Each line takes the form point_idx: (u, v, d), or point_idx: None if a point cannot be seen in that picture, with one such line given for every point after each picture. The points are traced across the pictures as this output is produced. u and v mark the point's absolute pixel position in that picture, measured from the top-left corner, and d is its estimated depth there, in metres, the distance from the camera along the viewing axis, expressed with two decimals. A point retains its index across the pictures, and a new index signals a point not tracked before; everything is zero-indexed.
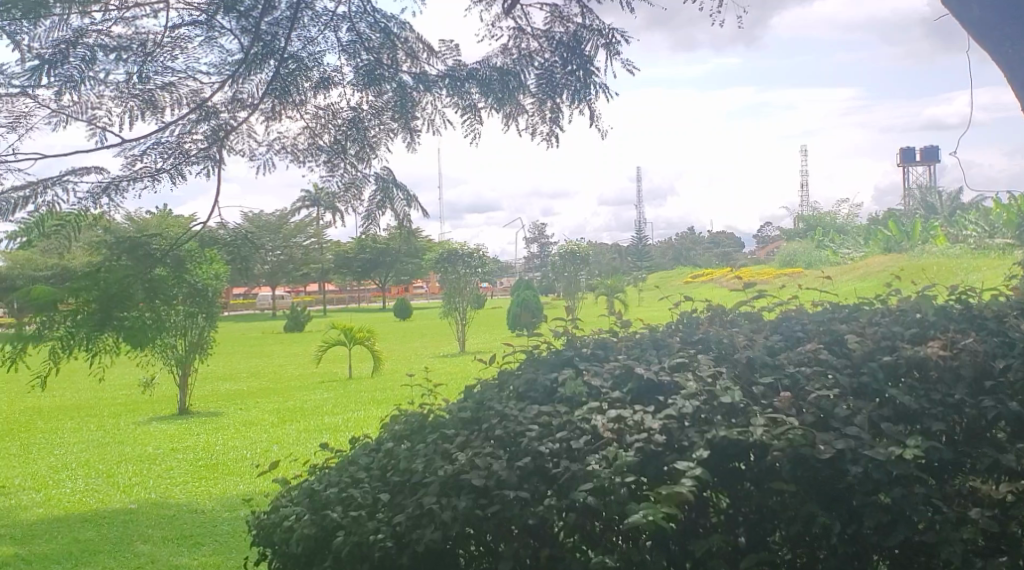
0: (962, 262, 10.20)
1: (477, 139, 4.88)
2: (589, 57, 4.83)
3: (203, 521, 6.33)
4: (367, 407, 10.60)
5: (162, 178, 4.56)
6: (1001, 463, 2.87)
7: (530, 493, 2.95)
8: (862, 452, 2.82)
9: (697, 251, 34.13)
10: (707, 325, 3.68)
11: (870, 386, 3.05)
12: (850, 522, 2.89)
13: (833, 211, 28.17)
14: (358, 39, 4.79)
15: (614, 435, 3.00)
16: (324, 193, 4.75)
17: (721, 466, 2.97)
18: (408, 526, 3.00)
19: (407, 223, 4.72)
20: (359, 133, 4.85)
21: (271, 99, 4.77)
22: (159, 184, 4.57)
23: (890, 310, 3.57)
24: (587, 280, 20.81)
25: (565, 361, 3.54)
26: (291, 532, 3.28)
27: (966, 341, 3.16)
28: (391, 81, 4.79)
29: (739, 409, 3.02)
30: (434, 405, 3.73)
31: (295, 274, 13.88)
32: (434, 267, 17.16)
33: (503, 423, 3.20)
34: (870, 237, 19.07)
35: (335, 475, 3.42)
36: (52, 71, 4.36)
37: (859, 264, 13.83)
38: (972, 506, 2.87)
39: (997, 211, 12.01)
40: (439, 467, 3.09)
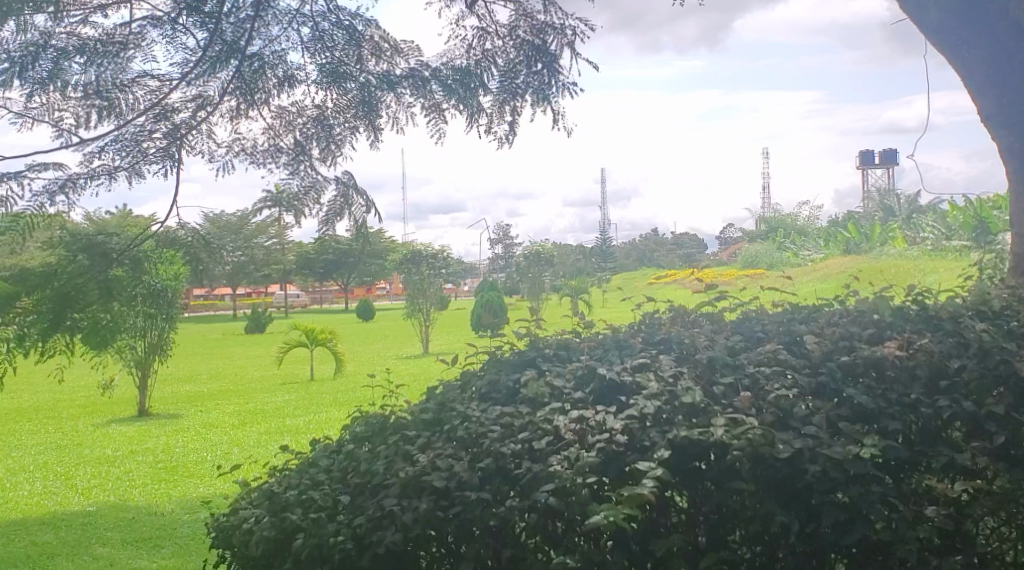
0: (919, 263, 10.36)
1: (440, 139, 4.86)
2: (554, 57, 4.90)
3: (162, 524, 6.24)
4: (330, 408, 10.54)
5: (119, 177, 4.48)
6: (955, 462, 2.91)
7: (492, 494, 2.95)
8: (820, 451, 2.84)
9: (661, 251, 34.46)
10: (669, 326, 3.70)
11: (828, 386, 3.08)
12: (809, 521, 2.93)
13: (794, 213, 28.52)
14: (321, 38, 4.78)
15: (576, 436, 3.00)
16: (287, 193, 4.55)
17: (683, 466, 2.98)
18: (369, 528, 2.99)
19: (363, 227, 4.69)
20: (324, 131, 4.81)
21: (236, 99, 4.69)
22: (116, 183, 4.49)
23: (849, 311, 3.61)
24: (551, 281, 20.85)
25: (528, 361, 3.53)
26: (250, 535, 3.25)
27: (922, 342, 3.19)
28: (356, 78, 4.78)
29: (700, 409, 3.03)
30: (396, 406, 3.72)
31: (257, 274, 13.74)
32: (398, 267, 17.09)
33: (465, 424, 3.19)
34: (830, 238, 19.31)
35: (295, 478, 3.40)
36: (22, 73, 4.33)
37: (820, 266, 14.00)
38: (928, 504, 2.90)
39: (955, 213, 12.23)
40: (400, 469, 3.07)
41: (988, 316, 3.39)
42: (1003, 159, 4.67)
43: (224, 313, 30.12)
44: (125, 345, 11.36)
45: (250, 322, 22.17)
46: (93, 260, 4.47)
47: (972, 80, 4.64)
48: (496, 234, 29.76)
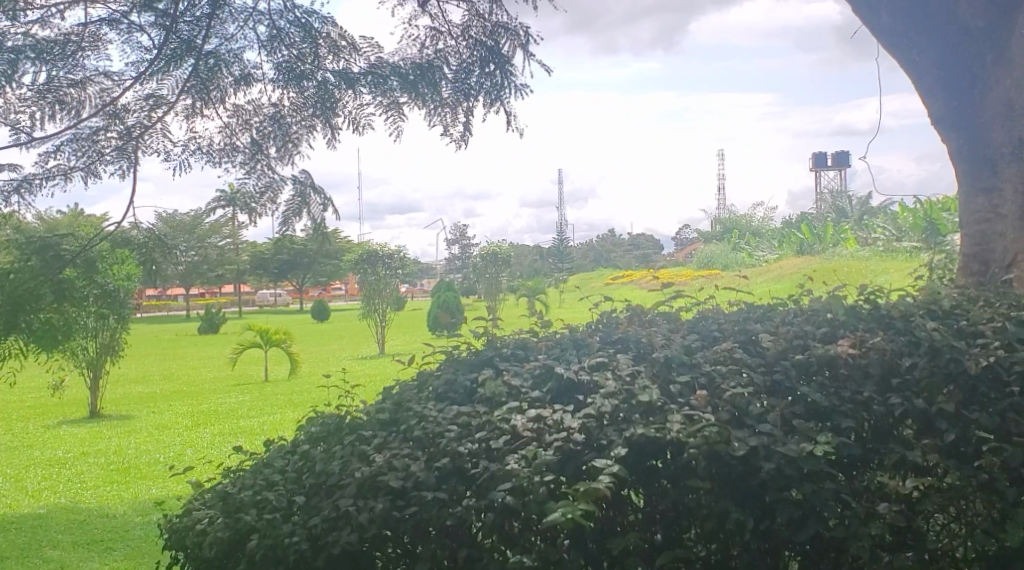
0: (871, 264, 10.50)
1: (399, 136, 4.82)
2: (506, 58, 4.99)
3: (115, 525, 6.13)
4: (284, 409, 10.43)
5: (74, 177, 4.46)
6: (907, 460, 2.94)
7: (448, 494, 2.94)
8: (774, 449, 2.86)
9: (617, 252, 34.70)
10: (626, 325, 3.71)
11: (783, 384, 3.11)
12: (763, 518, 2.95)
13: (748, 214, 28.86)
14: (277, 36, 4.76)
15: (534, 435, 2.99)
16: (241, 194, 4.46)
17: (639, 465, 2.99)
18: (324, 529, 2.96)
19: (322, 225, 4.65)
20: (281, 129, 4.75)
21: (192, 97, 4.62)
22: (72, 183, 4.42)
23: (803, 311, 3.65)
24: (506, 281, 20.83)
25: (484, 361, 3.52)
26: (204, 536, 3.20)
27: (874, 340, 3.21)
28: (314, 76, 4.76)
29: (656, 408, 3.03)
30: (352, 407, 3.67)
31: (210, 274, 13.56)
32: (354, 268, 16.98)
33: (422, 424, 3.17)
34: (784, 240, 19.51)
35: (249, 479, 3.35)
36: None
37: (775, 266, 14.20)
38: (880, 501, 2.94)
39: (905, 215, 12.48)
40: (356, 469, 3.05)
41: (939, 315, 3.42)
42: (952, 161, 4.76)
43: (178, 313, 29.70)
44: (77, 346, 11.15)
45: (204, 323, 21.85)
46: (47, 262, 4.35)
47: (924, 83, 4.79)
48: (453, 235, 29.71)
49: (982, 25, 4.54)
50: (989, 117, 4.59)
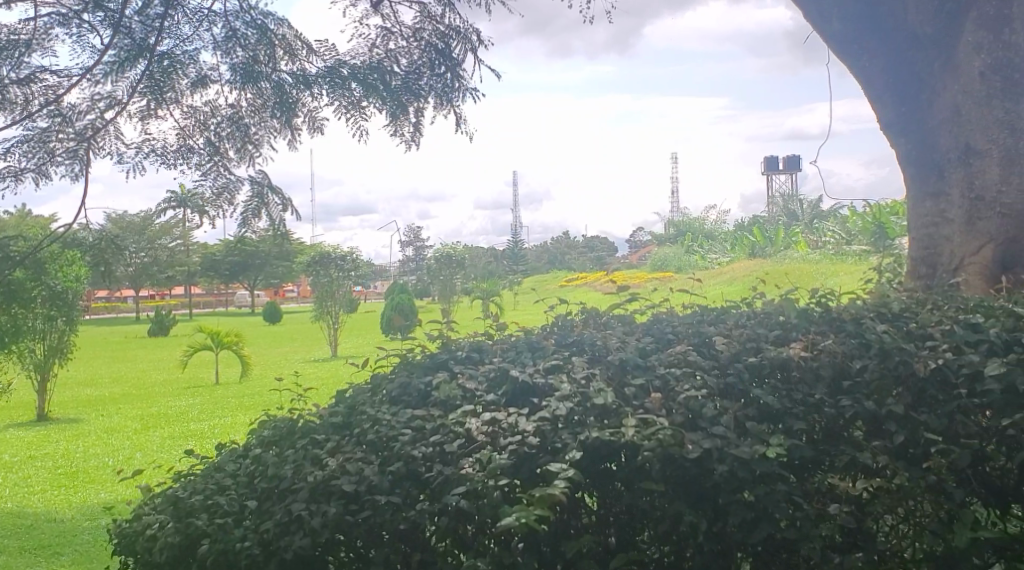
0: (819, 267, 10.65)
1: (362, 138, 4.88)
2: (457, 61, 4.99)
3: (62, 531, 5.99)
4: (235, 412, 10.28)
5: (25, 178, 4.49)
6: (858, 461, 2.97)
7: (402, 498, 2.91)
8: (727, 451, 2.86)
9: (571, 255, 34.81)
10: (581, 327, 3.71)
11: (736, 387, 3.13)
12: (716, 520, 2.96)
13: (701, 218, 29.12)
14: (232, 36, 4.70)
15: (488, 438, 2.97)
16: (196, 197, 4.48)
17: (594, 468, 2.99)
18: (276, 534, 2.93)
19: (281, 226, 4.60)
20: (240, 131, 4.72)
21: (147, 98, 4.71)
22: (22, 183, 4.43)
23: (755, 314, 3.68)
24: (462, 284, 20.77)
25: (439, 364, 3.49)
26: (155, 541, 3.16)
27: (825, 343, 3.24)
28: (269, 79, 4.69)
29: (611, 411, 3.03)
30: (304, 410, 3.62)
31: (159, 275, 13.32)
32: (307, 270, 16.81)
33: (375, 427, 3.13)
34: (736, 243, 19.72)
35: (200, 483, 3.30)
36: None
37: (727, 269, 14.32)
38: (831, 503, 2.97)
39: (855, 219, 12.67)
40: (309, 473, 3.01)
41: (888, 317, 3.46)
42: (901, 166, 4.85)
43: (127, 315, 29.12)
44: (23, 348, 10.87)
45: (153, 326, 21.46)
46: None
47: (872, 88, 4.85)
48: (408, 236, 29.56)
49: (931, 32, 4.63)
50: (937, 123, 4.66)
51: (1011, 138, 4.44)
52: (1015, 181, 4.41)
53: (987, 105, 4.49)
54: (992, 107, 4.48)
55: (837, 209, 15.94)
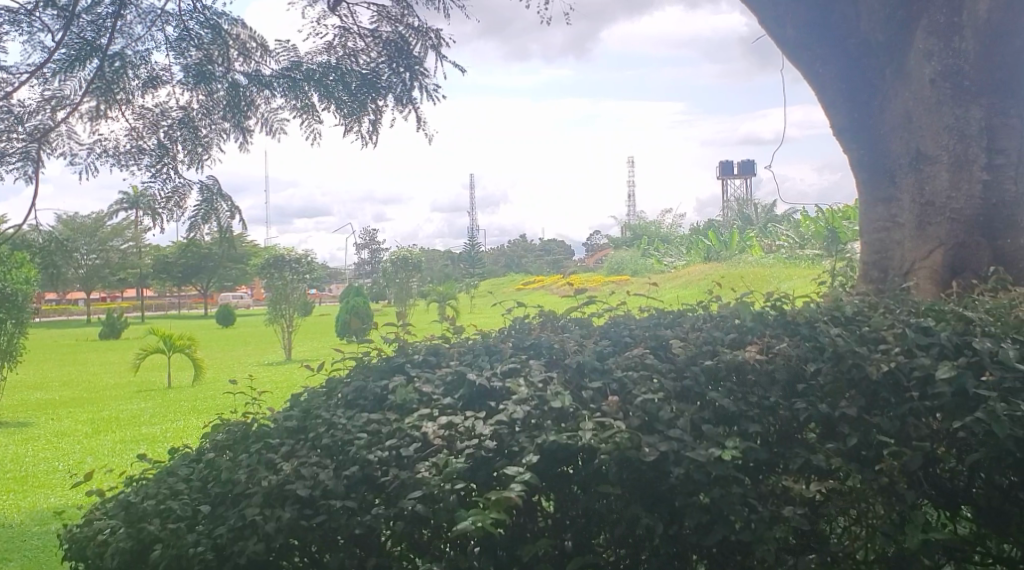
0: (772, 271, 10.78)
1: (316, 141, 4.94)
2: (417, 59, 4.96)
3: (10, 536, 5.85)
4: (187, 416, 10.08)
5: None
6: (811, 463, 2.99)
7: (357, 502, 2.88)
8: (683, 454, 2.87)
9: (528, 258, 34.83)
10: (539, 330, 3.69)
11: (692, 390, 3.13)
12: (672, 522, 2.97)
13: (657, 221, 29.30)
14: (186, 36, 4.69)
15: (444, 442, 2.95)
16: (146, 196, 4.45)
17: (550, 471, 2.98)
18: (230, 539, 2.90)
19: (230, 231, 4.54)
20: (190, 133, 4.66)
21: (98, 98, 4.63)
22: None
23: (711, 317, 3.70)
24: (420, 286, 20.64)
25: (395, 368, 3.46)
26: (106, 547, 3.10)
27: (780, 346, 3.26)
28: (222, 80, 4.63)
29: (569, 414, 3.03)
30: (258, 413, 3.56)
31: (110, 277, 13.07)
32: (261, 272, 16.61)
33: (331, 431, 3.09)
34: (692, 246, 19.87)
35: (152, 487, 3.23)
36: None
37: (684, 272, 14.41)
38: (785, 504, 2.98)
39: (810, 224, 12.83)
40: (263, 477, 2.96)
41: (841, 321, 3.50)
42: (853, 171, 4.91)
43: (76, 317, 28.51)
44: None
45: (105, 329, 21.09)
46: None
47: (825, 93, 4.95)
48: (364, 239, 29.35)
49: (882, 40, 4.74)
50: (887, 128, 4.75)
51: (959, 145, 4.48)
52: (964, 187, 4.47)
53: (937, 112, 4.54)
54: (941, 113, 4.53)
55: (790, 213, 16.15)
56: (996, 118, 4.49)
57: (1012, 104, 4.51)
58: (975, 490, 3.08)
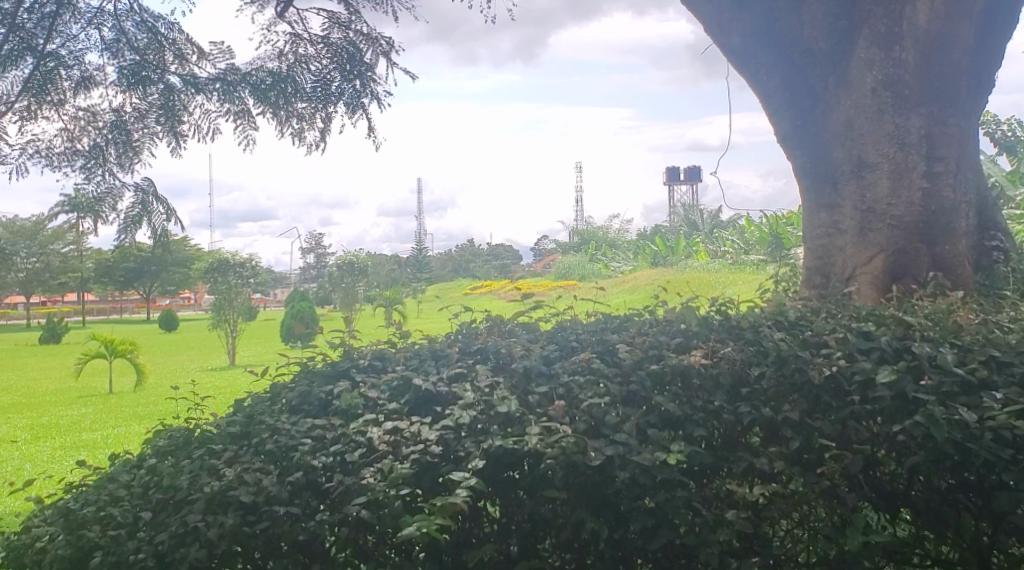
0: (718, 276, 10.94)
1: (249, 146, 4.87)
2: (368, 66, 4.97)
3: None
4: (129, 422, 9.86)
5: None
6: (755, 467, 3.02)
7: (301, 508, 2.84)
8: (629, 458, 2.88)
9: (476, 262, 34.80)
10: (486, 335, 3.68)
11: (638, 394, 3.13)
12: (617, 527, 2.98)
13: (605, 226, 29.46)
14: (122, 37, 4.66)
15: (389, 448, 2.92)
16: (84, 197, 4.36)
17: (496, 476, 2.96)
18: (172, 545, 2.84)
19: (164, 234, 4.47)
20: (121, 136, 4.55)
21: (29, 99, 4.50)
22: None
23: (658, 322, 3.72)
24: (366, 291, 20.49)
25: (341, 373, 3.42)
26: (44, 554, 3.04)
27: (725, 350, 3.28)
28: (158, 82, 4.56)
29: (515, 419, 3.02)
30: (201, 419, 3.49)
31: (49, 281, 12.72)
32: (204, 276, 16.34)
33: (274, 437, 3.04)
34: (638, 252, 20.02)
35: (92, 494, 3.15)
36: None
37: (631, 277, 14.49)
38: (729, 508, 3.01)
39: (754, 231, 13.00)
40: (205, 483, 2.90)
41: (785, 325, 3.54)
42: (797, 178, 4.99)
43: (15, 322, 27.76)
44: None
45: (43, 334, 20.58)
46: None
47: (771, 100, 5.00)
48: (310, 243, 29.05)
49: (825, 47, 4.81)
50: (829, 135, 4.80)
51: (900, 153, 4.56)
52: (904, 195, 4.55)
53: (878, 120, 4.60)
54: (882, 122, 4.60)
55: (736, 219, 16.36)
56: (935, 126, 4.57)
57: (951, 113, 4.61)
58: (914, 493, 3.14)
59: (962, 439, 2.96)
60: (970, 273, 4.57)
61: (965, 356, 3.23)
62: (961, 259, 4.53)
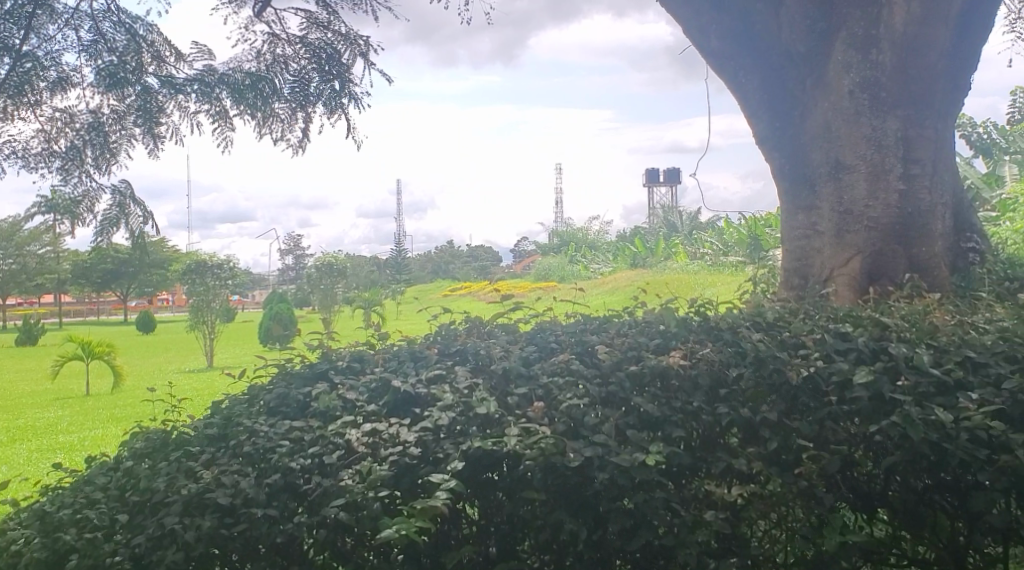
0: (697, 278, 10.96)
1: (227, 147, 4.84)
2: (347, 66, 5.00)
3: None
4: (106, 424, 9.75)
5: None
6: (733, 468, 3.03)
7: (279, 511, 2.82)
8: (608, 459, 2.88)
9: (456, 263, 34.75)
10: (465, 336, 3.67)
11: (617, 395, 3.13)
12: (596, 527, 2.97)
13: (585, 228, 29.50)
14: (100, 39, 4.62)
15: (368, 449, 2.91)
16: (60, 198, 4.31)
17: (474, 477, 2.95)
18: (148, 548, 2.82)
19: (141, 237, 4.43)
20: (99, 137, 4.52)
21: (5, 99, 4.45)
22: None
23: (637, 323, 3.73)
24: (345, 293, 20.41)
25: (319, 375, 3.40)
26: (19, 557, 3.00)
27: (704, 351, 3.28)
28: (136, 83, 4.52)
29: (494, 420, 3.01)
30: (178, 421, 3.46)
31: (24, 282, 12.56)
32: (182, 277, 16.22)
33: (252, 439, 3.02)
34: (618, 253, 20.05)
35: (68, 496, 3.12)
36: None
37: (611, 278, 14.51)
38: (707, 508, 3.01)
39: (733, 233, 13.06)
40: (182, 486, 2.88)
41: (763, 326, 3.56)
42: (775, 180, 5.03)
43: None
44: None
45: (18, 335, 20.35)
46: None
47: (749, 103, 5.02)
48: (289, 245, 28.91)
49: (802, 50, 4.86)
50: (807, 138, 4.84)
51: (877, 155, 4.59)
52: (881, 196, 4.58)
53: (856, 122, 4.63)
54: (860, 124, 4.63)
55: (715, 220, 16.43)
56: (912, 128, 4.61)
57: (927, 115, 4.64)
58: (891, 494, 3.15)
59: (938, 439, 2.98)
60: (946, 274, 4.61)
61: (941, 357, 3.25)
62: (938, 260, 4.57)
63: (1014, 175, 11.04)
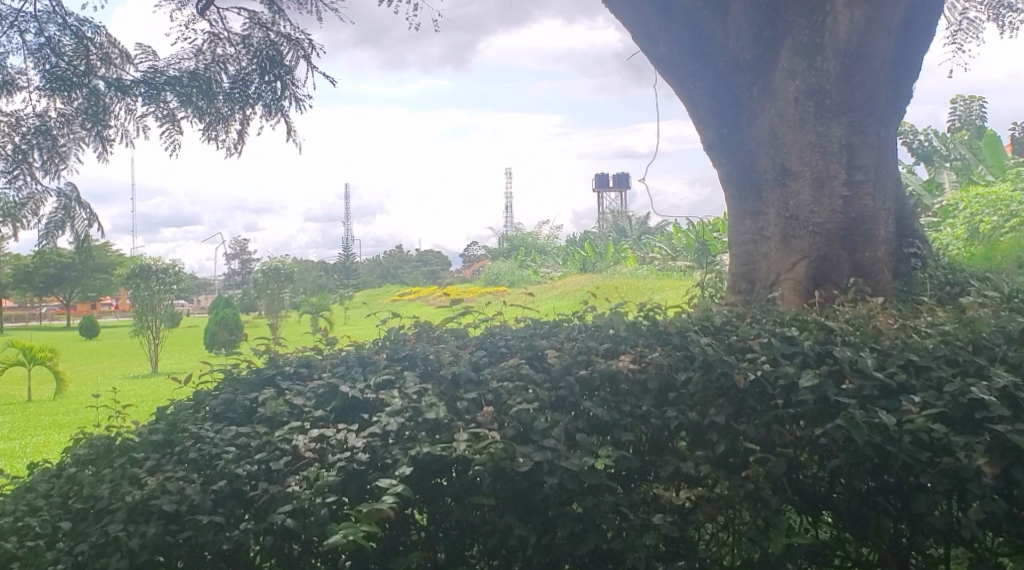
0: (647, 282, 11.01)
1: (174, 150, 4.78)
2: (287, 68, 4.96)
3: None
4: (47, 430, 9.46)
5: None
6: (681, 471, 3.04)
7: (225, 517, 2.77)
8: (557, 464, 2.88)
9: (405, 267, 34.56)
10: (414, 341, 3.64)
11: (567, 399, 3.13)
12: (545, 532, 2.96)
13: (535, 232, 29.51)
14: (47, 42, 4.53)
15: (315, 455, 2.87)
16: (4, 201, 4.19)
17: (423, 483, 2.94)
18: (91, 556, 2.76)
19: (86, 240, 4.34)
20: (48, 141, 4.38)
21: None
22: None
23: (587, 327, 3.73)
24: (292, 297, 20.17)
25: (265, 380, 3.34)
26: None
27: (653, 355, 3.29)
28: (83, 85, 4.43)
29: (443, 425, 2.99)
30: (123, 427, 3.38)
31: None
32: None
33: (198, 445, 2.96)
34: (567, 257, 20.09)
35: (9, 504, 3.03)
36: None
37: (561, 282, 14.50)
38: (655, 512, 3.03)
39: (681, 238, 13.14)
40: (126, 493, 2.81)
41: (711, 330, 3.59)
42: (724, 185, 5.09)
43: None
44: None
45: None
46: None
47: (699, 109, 5.09)
48: None
49: (749, 58, 4.92)
50: (755, 144, 4.91)
51: (821, 162, 4.65)
52: (826, 202, 4.65)
53: (801, 129, 4.69)
54: (805, 131, 4.69)
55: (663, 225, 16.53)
56: (855, 135, 4.66)
57: (871, 122, 4.70)
58: (835, 496, 3.19)
59: (881, 441, 3.03)
60: (889, 279, 4.69)
61: (884, 361, 3.31)
62: (880, 265, 4.65)
63: (953, 183, 11.28)
